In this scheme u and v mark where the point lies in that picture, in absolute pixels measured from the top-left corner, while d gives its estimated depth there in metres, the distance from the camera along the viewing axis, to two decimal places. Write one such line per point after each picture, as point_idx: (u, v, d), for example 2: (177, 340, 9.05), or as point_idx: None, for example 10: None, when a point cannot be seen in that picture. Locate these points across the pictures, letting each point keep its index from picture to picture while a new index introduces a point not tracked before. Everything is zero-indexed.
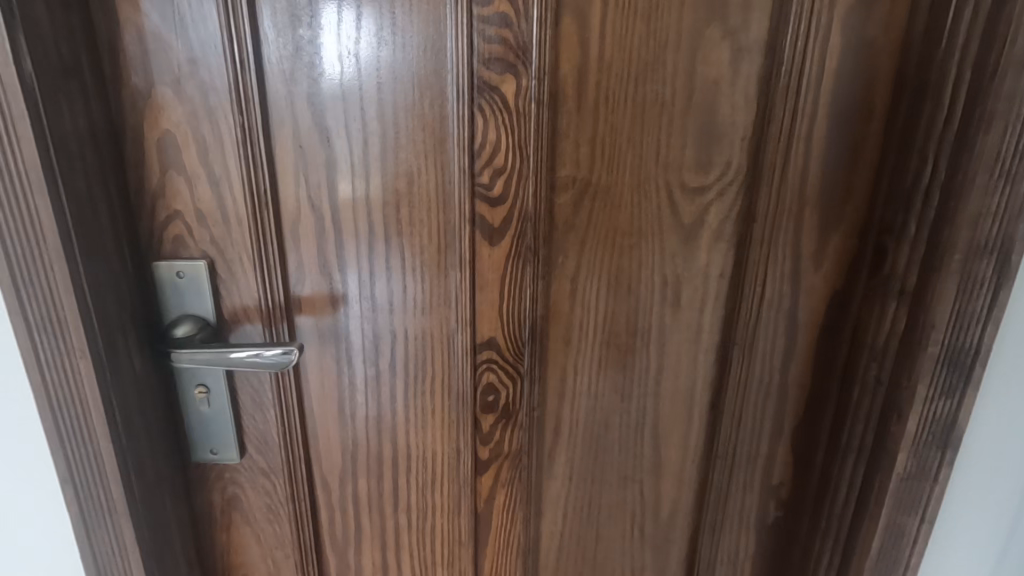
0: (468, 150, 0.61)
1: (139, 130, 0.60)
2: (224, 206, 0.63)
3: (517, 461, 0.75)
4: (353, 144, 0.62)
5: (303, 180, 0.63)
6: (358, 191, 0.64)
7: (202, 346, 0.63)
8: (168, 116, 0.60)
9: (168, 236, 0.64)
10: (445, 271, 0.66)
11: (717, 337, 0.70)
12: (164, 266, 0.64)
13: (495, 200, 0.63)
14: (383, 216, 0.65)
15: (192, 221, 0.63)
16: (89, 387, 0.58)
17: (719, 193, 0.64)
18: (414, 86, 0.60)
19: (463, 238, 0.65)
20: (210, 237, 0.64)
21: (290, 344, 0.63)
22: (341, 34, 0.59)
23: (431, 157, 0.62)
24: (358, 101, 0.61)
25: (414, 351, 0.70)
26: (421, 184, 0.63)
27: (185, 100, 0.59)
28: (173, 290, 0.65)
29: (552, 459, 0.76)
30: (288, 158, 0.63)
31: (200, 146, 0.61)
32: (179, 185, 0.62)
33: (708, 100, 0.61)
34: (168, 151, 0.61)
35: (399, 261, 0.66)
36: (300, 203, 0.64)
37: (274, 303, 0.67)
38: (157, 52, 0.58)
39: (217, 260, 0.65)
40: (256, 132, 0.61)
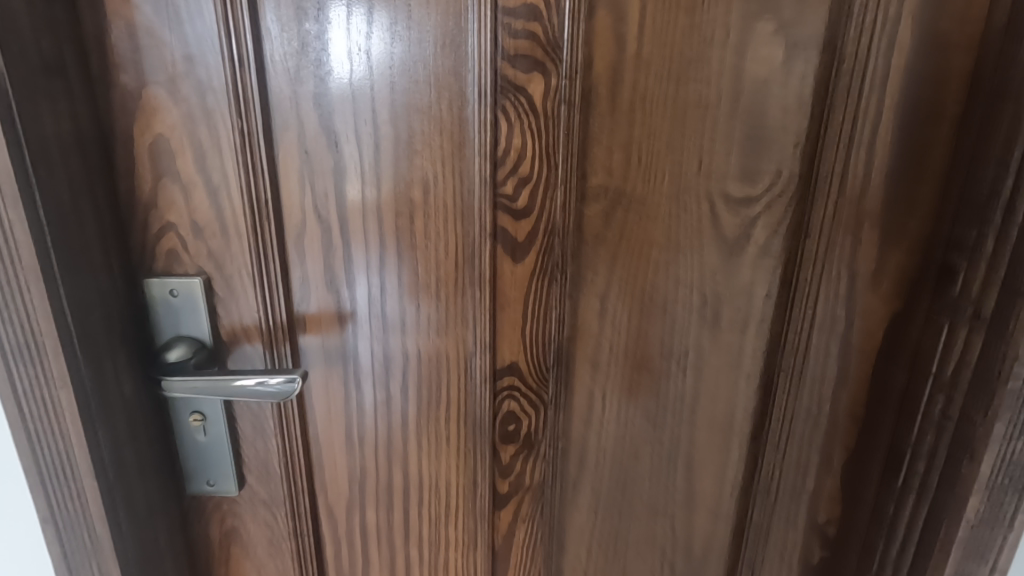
0: (490, 158, 0.55)
1: (130, 134, 0.55)
2: (222, 218, 0.57)
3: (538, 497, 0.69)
4: (364, 150, 0.56)
5: (308, 189, 0.58)
6: (368, 201, 0.58)
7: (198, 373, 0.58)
8: (161, 119, 0.54)
9: (162, 250, 0.58)
10: (463, 289, 0.60)
11: (760, 361, 0.64)
12: (156, 283, 0.59)
13: (520, 213, 0.57)
14: (395, 228, 0.59)
15: (187, 234, 0.58)
16: (71, 419, 0.52)
17: (766, 205, 0.58)
18: (431, 87, 0.54)
19: (484, 253, 0.59)
20: (207, 250, 0.58)
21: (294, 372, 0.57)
22: (351, 29, 0.53)
23: (448, 166, 0.56)
24: (370, 102, 0.55)
25: (428, 375, 0.64)
26: (438, 194, 0.57)
27: (180, 102, 0.54)
28: (165, 309, 0.59)
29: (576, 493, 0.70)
30: (292, 165, 0.57)
31: (196, 152, 0.55)
32: (174, 194, 0.57)
33: (757, 101, 0.55)
34: (161, 158, 0.55)
35: (413, 278, 0.61)
36: (305, 215, 0.59)
37: (276, 324, 0.62)
38: (149, 49, 0.52)
39: (215, 276, 0.59)
40: (257, 136, 0.55)
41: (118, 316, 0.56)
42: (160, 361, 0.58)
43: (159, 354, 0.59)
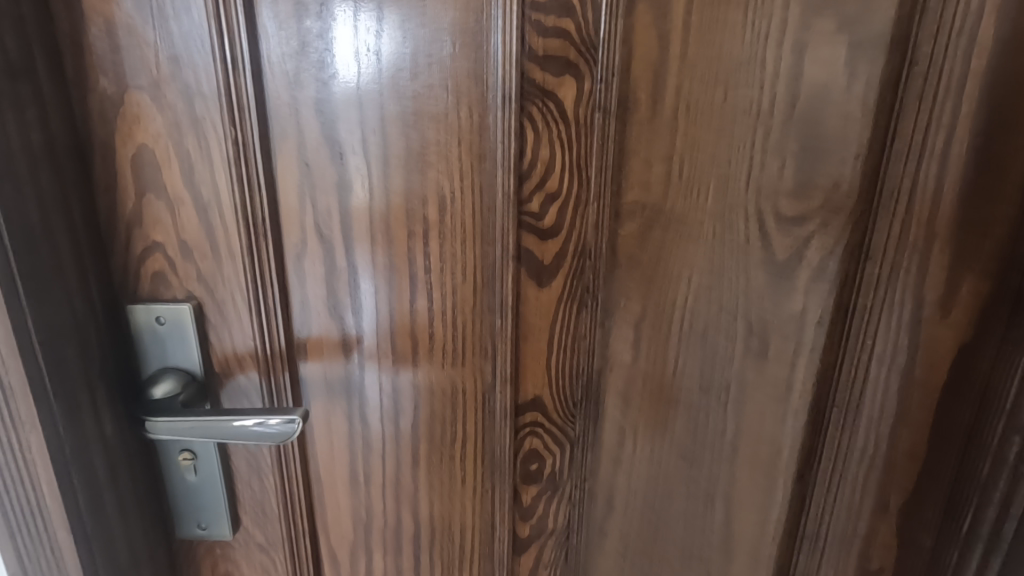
0: (515, 171, 0.50)
1: (109, 145, 0.48)
2: (214, 238, 0.51)
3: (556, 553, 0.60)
4: (371, 162, 0.50)
5: (309, 205, 0.52)
6: (376, 219, 0.52)
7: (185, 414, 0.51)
8: (145, 128, 0.48)
9: (147, 273, 0.52)
10: (481, 315, 0.55)
11: (809, 396, 0.57)
12: (141, 309, 0.53)
13: (547, 232, 0.52)
14: (406, 249, 0.53)
15: (175, 256, 0.52)
16: (42, 466, 0.46)
17: (822, 223, 0.52)
18: (448, 92, 0.48)
19: (506, 276, 0.53)
20: (197, 274, 0.52)
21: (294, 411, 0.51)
22: (359, 26, 0.47)
23: (466, 180, 0.50)
24: (379, 109, 0.49)
25: (442, 409, 0.58)
26: (456, 212, 0.52)
27: (166, 109, 0.48)
28: (151, 338, 0.53)
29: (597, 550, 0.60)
30: (291, 178, 0.51)
31: (183, 164, 0.49)
32: (160, 211, 0.51)
33: (814, 107, 0.48)
34: (145, 171, 0.49)
35: (427, 303, 0.55)
36: (305, 234, 0.53)
37: (275, 354, 0.55)
38: (132, 50, 0.46)
39: (206, 301, 0.53)
40: (251, 147, 0.49)
41: (98, 346, 0.50)
42: (145, 396, 0.52)
43: (145, 387, 0.53)
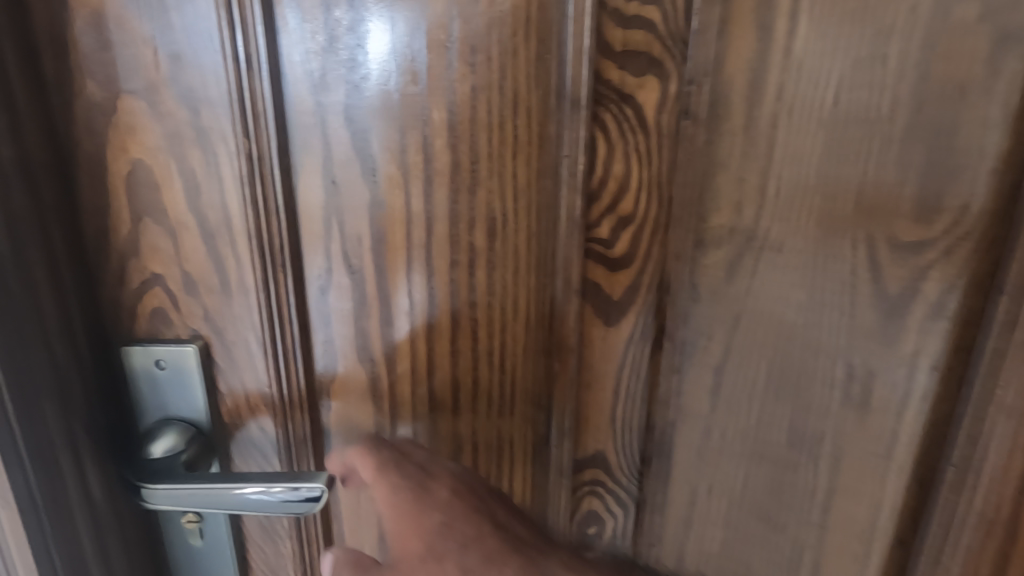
0: (583, 190, 0.42)
1: (99, 162, 0.41)
2: (224, 269, 0.43)
3: (505, 527, 0.45)
4: (410, 178, 0.42)
5: (336, 230, 0.44)
6: (414, 246, 0.44)
7: (187, 481, 0.44)
8: (141, 140, 0.41)
9: (144, 310, 0.44)
10: (535, 357, 0.47)
11: (920, 457, 0.47)
12: (138, 351, 0.45)
13: (617, 262, 0.44)
14: (448, 281, 0.45)
15: (177, 290, 0.44)
16: (17, 545, 0.39)
17: (945, 251, 0.42)
18: (503, 96, 0.40)
19: (569, 312, 0.45)
20: (202, 311, 0.45)
21: (317, 478, 0.43)
22: (397, 16, 0.39)
23: (521, 200, 0.43)
24: (420, 117, 0.41)
25: (489, 464, 0.50)
26: (508, 238, 0.44)
27: (165, 117, 0.40)
28: (150, 385, 0.46)
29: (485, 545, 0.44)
30: (314, 198, 0.43)
31: (187, 183, 0.41)
32: (159, 238, 0.43)
33: (945, 113, 0.39)
34: (141, 192, 0.42)
35: (472, 343, 0.47)
36: (330, 263, 0.44)
37: (295, 403, 0.47)
38: (124, 48, 0.39)
39: (214, 341, 0.45)
40: (268, 162, 0.41)
41: (86, 399, 0.42)
42: (141, 455, 0.45)
43: (141, 445, 0.45)
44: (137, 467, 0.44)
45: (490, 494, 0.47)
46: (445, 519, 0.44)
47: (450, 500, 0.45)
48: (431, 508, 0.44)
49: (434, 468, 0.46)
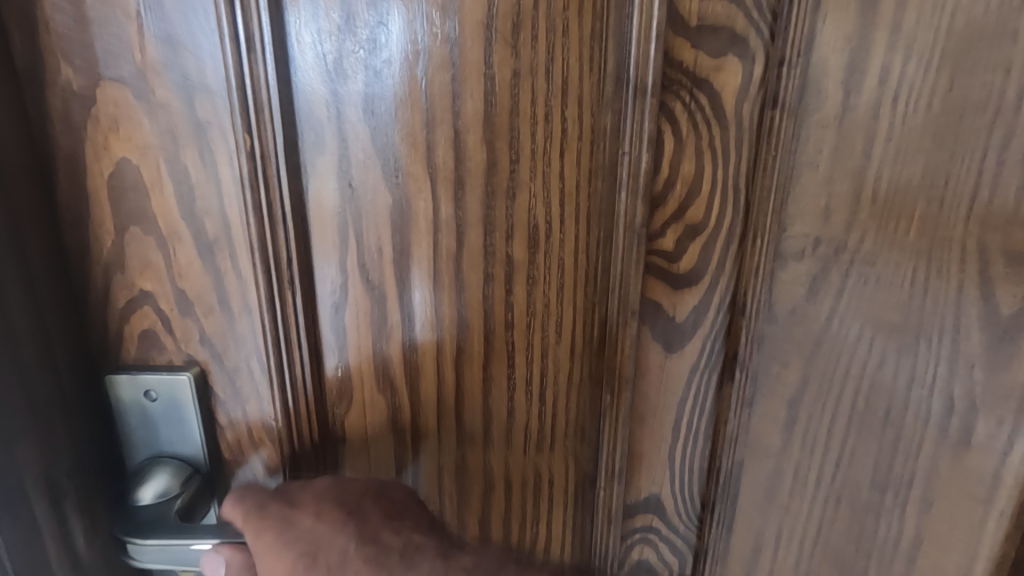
0: (646, 195, 0.36)
1: (78, 162, 0.34)
2: (223, 286, 0.37)
3: (375, 541, 0.36)
4: (440, 181, 0.36)
5: (352, 241, 0.37)
6: (444, 259, 0.38)
7: (182, 535, 0.38)
8: (125, 137, 0.34)
9: (132, 334, 0.38)
10: (582, 385, 0.41)
11: None
12: (125, 381, 0.39)
13: (683, 277, 0.38)
14: (484, 299, 0.39)
15: (169, 311, 0.38)
16: None
17: None
18: (551, 83, 0.34)
19: (625, 335, 0.39)
20: (200, 335, 0.38)
21: None
22: None
23: (568, 205, 0.37)
24: (452, 108, 0.35)
25: (526, 506, 0.44)
26: (554, 250, 0.38)
27: (156, 110, 0.33)
28: (139, 419, 0.39)
29: (350, 571, 0.35)
30: (327, 203, 0.36)
31: (180, 187, 0.35)
32: (148, 251, 0.36)
33: None
34: (127, 197, 0.35)
35: (508, 370, 0.41)
36: (346, 279, 0.38)
37: (302, 440, 0.41)
38: (104, 24, 0.32)
39: (213, 370, 0.39)
40: (272, 163, 0.35)
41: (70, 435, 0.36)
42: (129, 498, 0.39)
43: (129, 486, 0.39)
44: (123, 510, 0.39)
45: (363, 497, 0.38)
46: (308, 550, 0.35)
47: (315, 528, 0.36)
48: (291, 541, 0.35)
49: (299, 494, 0.37)
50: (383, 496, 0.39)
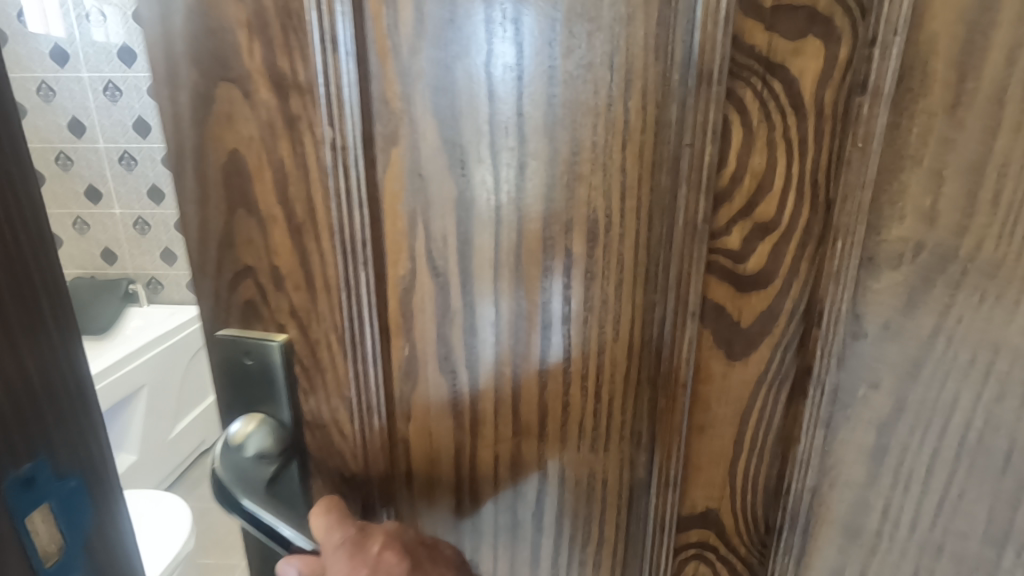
0: (710, 190, 0.33)
1: (203, 152, 0.40)
2: (308, 264, 0.41)
3: None
4: (504, 172, 0.37)
5: (421, 229, 0.40)
6: (504, 249, 0.39)
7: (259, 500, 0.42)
8: (237, 129, 0.39)
9: (237, 301, 0.44)
10: (638, 386, 0.39)
11: None
12: (229, 342, 0.44)
13: (749, 279, 0.35)
14: (542, 289, 0.39)
15: (267, 282, 0.43)
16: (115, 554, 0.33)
17: None
18: (614, 74, 0.34)
19: (682, 342, 0.37)
20: (290, 307, 0.43)
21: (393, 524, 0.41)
22: None
23: (629, 199, 0.36)
24: (517, 101, 0.36)
25: (577, 503, 0.44)
26: (614, 243, 0.37)
27: (260, 106, 0.38)
28: (239, 376, 0.45)
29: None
30: (399, 190, 0.39)
31: (277, 174, 0.39)
32: (251, 230, 0.41)
33: None
34: (237, 183, 0.40)
35: (563, 364, 0.40)
36: (414, 264, 0.41)
37: (371, 414, 0.44)
38: (220, 32, 0.37)
39: (300, 339, 0.44)
40: (352, 153, 0.38)
41: (28, 513, 0.28)
42: (231, 465, 0.42)
43: (227, 453, 0.43)
44: (226, 477, 0.42)
45: (419, 546, 0.41)
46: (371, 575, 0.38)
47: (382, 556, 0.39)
48: (360, 563, 0.38)
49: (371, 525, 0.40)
50: (437, 550, 0.42)
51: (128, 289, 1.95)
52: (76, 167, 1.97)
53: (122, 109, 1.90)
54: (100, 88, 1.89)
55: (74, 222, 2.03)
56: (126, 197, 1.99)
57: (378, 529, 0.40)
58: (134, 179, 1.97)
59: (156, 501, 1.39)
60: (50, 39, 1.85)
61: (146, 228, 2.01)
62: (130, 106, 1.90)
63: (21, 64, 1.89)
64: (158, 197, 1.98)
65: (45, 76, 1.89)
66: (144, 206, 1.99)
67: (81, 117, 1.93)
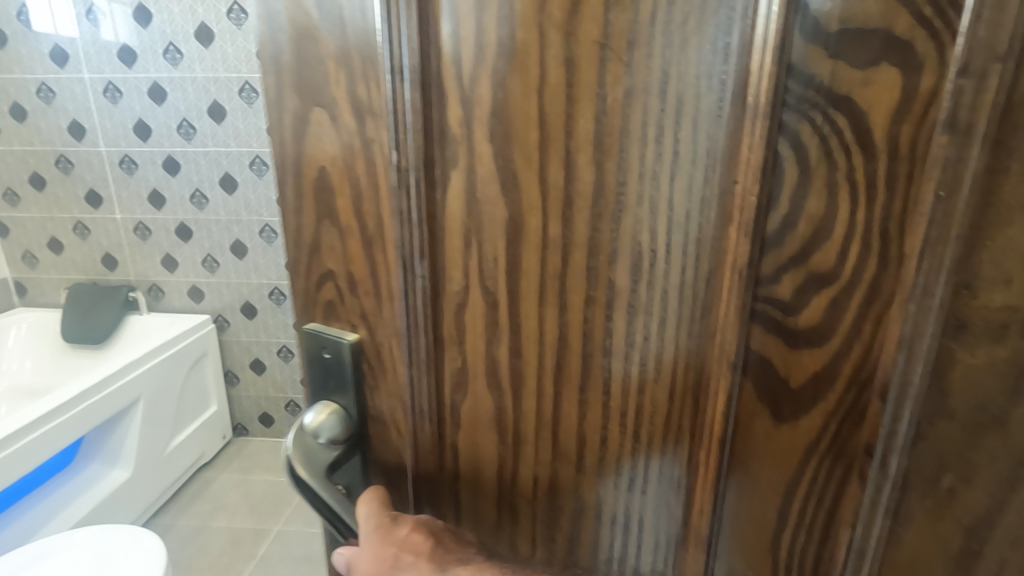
0: (758, 236, 0.31)
1: (298, 168, 0.45)
2: (376, 274, 0.45)
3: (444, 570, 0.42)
4: (552, 197, 0.37)
5: (474, 248, 0.41)
6: (550, 275, 0.38)
7: (325, 487, 0.46)
8: (325, 149, 0.43)
9: (321, 300, 0.49)
10: (677, 434, 0.37)
11: None
12: (313, 336, 0.50)
13: (800, 336, 0.32)
14: (583, 320, 0.38)
15: (344, 286, 0.47)
16: None
17: None
18: (664, 101, 0.31)
19: (719, 397, 0.34)
20: (361, 311, 0.47)
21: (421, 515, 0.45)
22: (550, 11, 0.33)
23: (676, 234, 0.33)
24: (565, 128, 0.35)
25: (612, 539, 0.42)
26: (658, 280, 0.35)
27: (343, 129, 0.42)
28: (320, 366, 0.50)
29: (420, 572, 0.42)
30: (456, 212, 0.40)
31: (355, 191, 0.43)
32: (333, 238, 0.46)
33: None
34: (324, 197, 0.45)
35: (604, 398, 0.39)
36: (468, 280, 0.42)
37: (424, 416, 0.46)
38: (313, 63, 0.42)
39: (368, 340, 0.47)
40: (414, 175, 0.40)
41: None
42: (305, 449, 0.47)
43: (303, 437, 0.48)
44: (299, 461, 0.47)
45: (444, 529, 0.45)
46: (396, 551, 0.43)
47: (408, 537, 0.43)
48: (389, 541, 0.43)
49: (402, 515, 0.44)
50: (463, 538, 0.45)
51: (128, 295, 1.93)
52: (77, 171, 1.88)
53: (122, 110, 1.80)
54: (100, 89, 1.78)
55: (74, 225, 1.94)
56: (127, 200, 1.90)
57: (407, 515, 0.44)
58: (135, 182, 1.87)
59: (133, 543, 1.16)
60: (51, 39, 1.74)
61: (146, 236, 1.93)
62: (130, 108, 1.80)
63: (24, 63, 1.77)
64: (159, 202, 1.89)
65: (44, 77, 1.78)
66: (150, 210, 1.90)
67: (80, 117, 1.81)
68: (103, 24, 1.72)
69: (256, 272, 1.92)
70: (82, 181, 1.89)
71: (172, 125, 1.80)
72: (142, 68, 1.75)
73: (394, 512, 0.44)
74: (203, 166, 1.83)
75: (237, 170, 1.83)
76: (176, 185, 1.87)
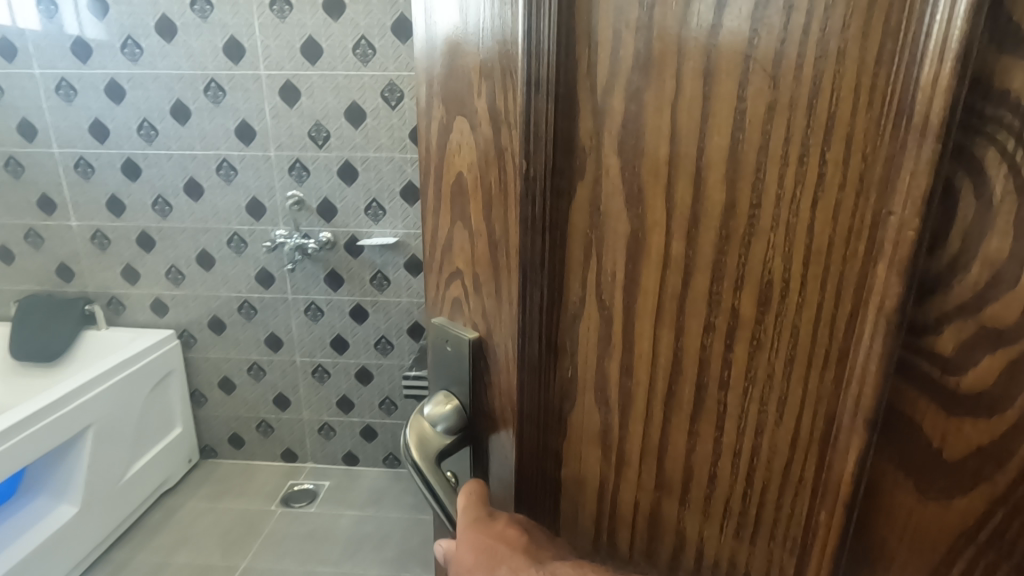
0: (921, 285, 0.30)
1: (441, 173, 0.49)
2: (496, 278, 0.46)
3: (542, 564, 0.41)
4: (679, 213, 0.34)
5: (594, 261, 0.38)
6: (668, 297, 0.36)
7: (433, 472, 0.50)
8: (464, 156, 0.46)
9: (449, 295, 0.52)
10: (798, 485, 0.36)
11: None
12: (440, 328, 0.53)
13: (960, 405, 0.31)
14: (700, 347, 0.36)
15: (470, 284, 0.49)
16: None
17: None
18: (812, 119, 0.30)
19: (848, 462, 0.33)
20: (480, 312, 0.49)
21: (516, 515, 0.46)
22: (690, 21, 0.31)
23: (814, 267, 0.32)
24: (698, 142, 0.33)
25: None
26: (787, 316, 0.33)
27: (480, 137, 0.44)
28: (445, 358, 0.53)
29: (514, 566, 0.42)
30: (579, 225, 0.38)
31: (483, 198, 0.45)
32: (463, 239, 0.49)
33: None
34: (460, 201, 0.48)
35: (717, 434, 0.37)
36: (587, 292, 0.39)
37: (529, 420, 0.45)
38: (456, 77, 0.45)
39: (485, 338, 0.49)
40: (541, 185, 0.38)
41: None
42: (422, 433, 0.51)
43: (423, 422, 0.52)
44: (416, 443, 0.51)
45: (539, 531, 0.44)
46: (490, 544, 0.43)
47: (504, 531, 0.44)
48: (483, 532, 0.44)
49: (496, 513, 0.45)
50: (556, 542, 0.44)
51: (83, 306, 1.97)
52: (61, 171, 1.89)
53: (76, 110, 1.82)
54: (56, 86, 1.80)
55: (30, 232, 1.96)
56: (83, 205, 1.92)
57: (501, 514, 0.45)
58: (91, 188, 1.90)
59: None
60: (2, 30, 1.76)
61: (104, 245, 1.96)
62: (86, 107, 1.82)
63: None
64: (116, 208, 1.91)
65: (16, 69, 1.79)
66: (150, 218, 1.92)
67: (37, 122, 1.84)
68: (60, 16, 1.72)
69: (224, 285, 1.97)
70: (37, 181, 1.90)
71: (124, 122, 1.82)
72: (99, 67, 1.77)
73: (490, 510, 0.46)
74: (163, 167, 1.86)
75: (192, 170, 1.85)
76: (141, 187, 1.89)
